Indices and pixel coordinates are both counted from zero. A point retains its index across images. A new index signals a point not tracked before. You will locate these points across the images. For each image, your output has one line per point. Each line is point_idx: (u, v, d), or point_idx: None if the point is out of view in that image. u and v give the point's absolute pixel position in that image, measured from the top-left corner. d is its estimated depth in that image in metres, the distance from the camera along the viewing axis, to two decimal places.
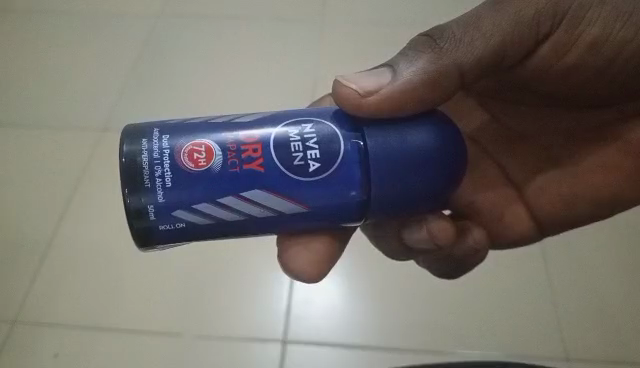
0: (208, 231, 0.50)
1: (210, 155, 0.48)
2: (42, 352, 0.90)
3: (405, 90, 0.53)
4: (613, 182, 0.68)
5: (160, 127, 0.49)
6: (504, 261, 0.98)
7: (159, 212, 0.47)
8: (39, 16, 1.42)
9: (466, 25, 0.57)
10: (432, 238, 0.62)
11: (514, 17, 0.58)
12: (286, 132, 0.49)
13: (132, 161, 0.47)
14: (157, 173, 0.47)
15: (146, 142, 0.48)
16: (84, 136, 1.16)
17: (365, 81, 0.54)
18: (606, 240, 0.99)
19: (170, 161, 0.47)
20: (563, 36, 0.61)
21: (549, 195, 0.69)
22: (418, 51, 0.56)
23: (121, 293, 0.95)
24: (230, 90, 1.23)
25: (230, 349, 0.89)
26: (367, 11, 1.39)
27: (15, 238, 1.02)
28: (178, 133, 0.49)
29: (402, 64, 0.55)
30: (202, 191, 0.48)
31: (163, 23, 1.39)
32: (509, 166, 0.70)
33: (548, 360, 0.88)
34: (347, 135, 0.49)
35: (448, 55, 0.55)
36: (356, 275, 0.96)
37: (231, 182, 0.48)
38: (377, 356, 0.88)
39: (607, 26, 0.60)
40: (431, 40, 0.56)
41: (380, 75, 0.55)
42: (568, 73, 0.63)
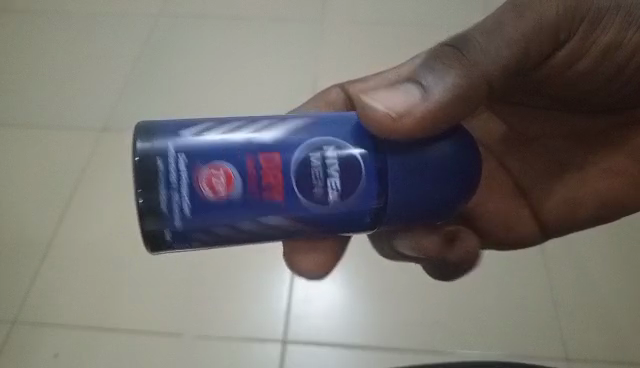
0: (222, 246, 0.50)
1: (229, 182, 0.47)
2: (42, 353, 0.90)
3: (437, 111, 0.51)
4: (619, 187, 0.69)
5: (172, 140, 0.47)
6: (505, 260, 0.98)
7: (176, 235, 0.47)
8: (39, 15, 1.42)
9: (487, 33, 0.55)
10: (420, 251, 0.64)
11: (536, 18, 0.56)
12: (307, 155, 0.48)
13: (151, 173, 0.46)
14: (174, 201, 0.46)
15: (161, 161, 0.46)
16: (84, 136, 1.15)
17: (391, 102, 0.52)
18: (606, 240, 1.00)
19: (187, 188, 0.46)
20: (581, 41, 0.59)
21: (555, 200, 0.70)
22: (445, 65, 0.54)
23: (121, 293, 0.95)
24: (230, 89, 1.23)
25: (230, 349, 0.90)
26: (367, 11, 1.39)
27: (15, 238, 1.02)
28: (192, 152, 0.47)
29: (426, 78, 0.54)
30: (222, 217, 0.47)
31: (163, 23, 1.39)
32: (518, 173, 0.70)
33: (547, 360, 0.88)
34: (367, 155, 0.49)
35: (474, 66, 0.54)
36: (356, 274, 0.96)
37: (252, 210, 0.47)
38: (377, 356, 0.88)
39: (621, 31, 0.59)
40: (456, 51, 0.54)
41: (406, 95, 0.53)
42: (582, 75, 0.63)
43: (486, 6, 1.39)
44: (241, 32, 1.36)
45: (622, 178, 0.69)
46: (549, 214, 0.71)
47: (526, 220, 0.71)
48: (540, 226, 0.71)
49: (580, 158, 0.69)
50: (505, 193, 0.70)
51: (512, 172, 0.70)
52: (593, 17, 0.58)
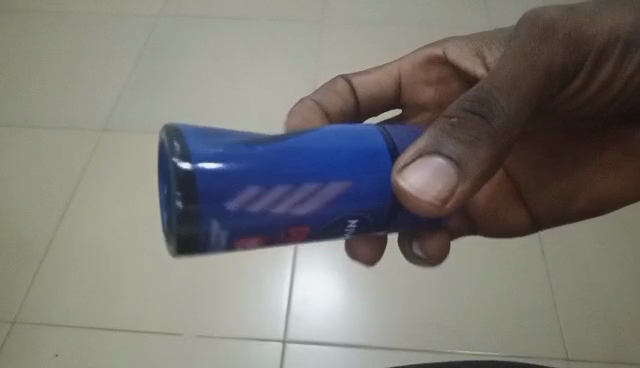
0: None
1: (261, 241, 0.44)
2: (42, 353, 0.90)
3: (473, 185, 0.47)
4: (615, 184, 0.65)
5: (217, 197, 0.41)
6: (504, 260, 0.98)
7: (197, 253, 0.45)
8: (39, 15, 1.42)
9: (509, 87, 0.50)
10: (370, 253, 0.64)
11: (547, 64, 0.53)
12: (341, 217, 0.45)
13: (192, 223, 0.41)
14: (206, 251, 0.43)
15: (206, 224, 0.41)
16: (84, 136, 1.16)
17: (435, 183, 0.45)
18: (605, 240, 1.00)
19: (221, 245, 0.43)
20: (588, 74, 0.57)
21: (548, 191, 0.67)
22: (473, 135, 0.47)
23: (122, 293, 0.95)
24: (231, 89, 1.23)
25: (230, 349, 0.89)
26: (367, 11, 1.39)
27: (15, 238, 1.01)
28: (234, 216, 0.42)
29: (452, 145, 0.46)
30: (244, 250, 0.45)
31: (163, 23, 1.39)
32: (514, 168, 0.67)
33: (548, 360, 0.88)
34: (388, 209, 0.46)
35: (501, 132, 0.48)
36: (356, 273, 0.97)
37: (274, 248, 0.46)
38: (377, 356, 0.88)
39: (620, 60, 0.57)
40: (480, 117, 0.48)
41: (442, 168, 0.45)
42: (587, 103, 0.60)
43: (486, 7, 1.39)
44: (241, 32, 1.36)
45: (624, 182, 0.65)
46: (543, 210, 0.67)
47: (517, 214, 0.67)
48: (533, 222, 0.68)
49: (577, 155, 0.66)
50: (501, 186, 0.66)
51: (510, 167, 0.67)
52: (599, 50, 0.56)
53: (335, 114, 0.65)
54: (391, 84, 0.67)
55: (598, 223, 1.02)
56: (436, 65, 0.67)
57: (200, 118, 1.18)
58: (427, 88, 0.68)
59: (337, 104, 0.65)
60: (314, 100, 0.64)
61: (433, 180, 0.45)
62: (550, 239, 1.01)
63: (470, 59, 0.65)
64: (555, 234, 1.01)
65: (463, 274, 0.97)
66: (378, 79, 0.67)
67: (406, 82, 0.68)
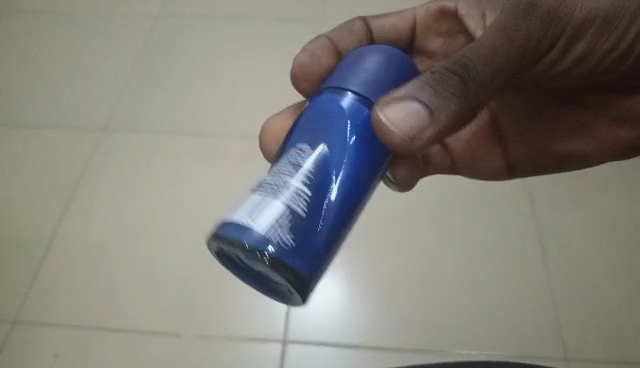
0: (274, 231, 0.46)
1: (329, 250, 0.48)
2: (42, 353, 0.90)
3: (441, 131, 0.51)
4: (587, 147, 0.69)
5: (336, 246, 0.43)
6: (505, 260, 0.98)
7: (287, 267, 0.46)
8: (39, 15, 1.42)
9: (490, 52, 0.54)
10: None
11: (529, 34, 0.57)
12: None
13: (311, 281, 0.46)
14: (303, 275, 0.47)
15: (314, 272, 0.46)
16: (85, 136, 1.16)
17: (408, 118, 0.49)
18: (605, 239, 1.00)
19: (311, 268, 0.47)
20: (563, 47, 0.60)
21: (526, 142, 0.71)
22: (451, 93, 0.51)
23: (121, 292, 0.95)
24: (231, 88, 1.23)
25: (231, 348, 0.90)
26: (367, 10, 1.40)
27: (15, 238, 1.01)
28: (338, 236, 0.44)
29: (428, 94, 0.50)
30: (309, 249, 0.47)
31: (163, 23, 1.39)
32: (499, 113, 0.71)
33: (547, 360, 0.88)
34: None
35: (472, 94, 0.52)
36: (356, 273, 0.97)
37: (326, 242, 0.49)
38: (377, 356, 0.88)
39: (594, 41, 0.60)
40: (458, 77, 0.51)
41: (419, 114, 0.49)
42: (566, 73, 0.63)
43: None
44: (241, 32, 1.36)
45: (597, 141, 0.69)
46: (516, 154, 0.71)
47: (493, 153, 0.72)
48: (505, 163, 0.72)
49: (559, 114, 0.69)
50: (484, 128, 0.72)
51: (498, 113, 0.71)
52: (573, 29, 0.59)
53: (345, 48, 0.68)
54: (406, 29, 0.71)
55: (599, 223, 1.02)
56: (446, 18, 0.72)
57: (201, 118, 1.18)
58: (437, 38, 0.72)
59: (350, 41, 0.69)
60: (328, 38, 0.69)
61: (414, 121, 0.49)
62: (550, 238, 1.01)
63: (475, 17, 0.69)
64: (555, 234, 1.01)
65: (464, 273, 0.97)
66: (395, 24, 0.71)
67: (420, 29, 0.72)
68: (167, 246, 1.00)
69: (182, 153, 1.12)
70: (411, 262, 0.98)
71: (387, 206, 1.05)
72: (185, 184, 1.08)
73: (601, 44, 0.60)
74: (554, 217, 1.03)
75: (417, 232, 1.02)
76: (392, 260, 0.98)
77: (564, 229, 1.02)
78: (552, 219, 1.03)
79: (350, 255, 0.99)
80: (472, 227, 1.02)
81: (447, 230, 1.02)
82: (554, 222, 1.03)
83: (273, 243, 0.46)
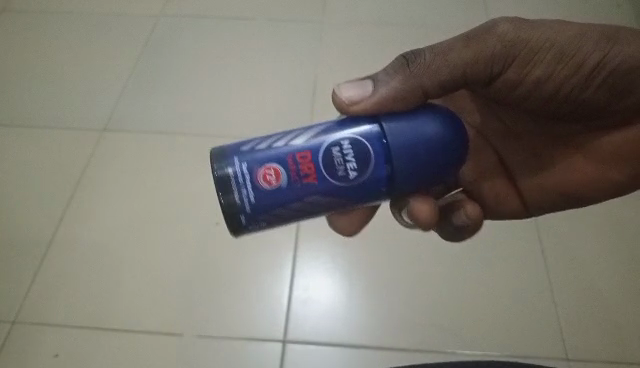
0: (226, 150, 0.53)
1: (279, 175, 0.51)
2: (42, 353, 0.90)
3: (379, 99, 0.56)
4: (583, 186, 0.70)
5: (253, 179, 0.51)
6: (504, 260, 0.98)
7: (230, 189, 0.51)
8: (38, 15, 1.42)
9: (438, 48, 0.59)
10: (421, 209, 0.62)
11: (484, 51, 0.59)
12: (335, 150, 0.52)
13: (234, 199, 0.51)
14: (241, 192, 0.51)
15: (244, 191, 0.51)
16: (85, 136, 1.16)
17: (354, 89, 0.58)
18: (604, 241, 1.00)
19: (252, 187, 0.51)
20: (518, 71, 0.61)
21: (533, 181, 0.73)
22: (397, 73, 0.58)
23: (122, 293, 0.95)
24: (231, 88, 1.24)
25: (231, 348, 0.89)
26: (366, 11, 1.41)
27: (15, 238, 1.01)
28: (273, 167, 0.51)
29: (383, 77, 0.59)
30: (253, 167, 0.51)
31: (163, 23, 1.39)
32: (500, 149, 0.74)
33: (549, 361, 0.88)
34: (378, 159, 0.52)
35: (415, 77, 0.58)
36: (355, 274, 0.97)
37: (272, 162, 0.51)
38: (376, 355, 0.88)
39: (551, 68, 0.61)
40: (405, 63, 0.59)
41: (364, 85, 0.58)
42: (526, 97, 0.64)
43: (481, 9, 1.41)
44: (241, 33, 1.36)
45: (592, 181, 0.69)
46: (527, 192, 0.74)
47: (509, 192, 0.75)
48: (518, 201, 0.75)
49: (556, 153, 0.71)
50: (493, 168, 0.75)
51: (497, 149, 0.74)
52: (530, 53, 0.60)
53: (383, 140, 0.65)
54: None
55: (598, 224, 1.02)
56: None
57: (201, 118, 1.18)
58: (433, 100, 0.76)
59: None
60: None
61: (359, 91, 0.58)
62: (550, 238, 1.01)
63: None
64: (555, 235, 1.01)
65: (464, 273, 0.97)
66: None
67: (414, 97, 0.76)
68: (168, 247, 1.00)
69: (183, 154, 1.12)
70: (412, 263, 0.98)
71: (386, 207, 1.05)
72: (185, 184, 1.08)
73: (561, 71, 0.61)
74: (553, 217, 1.04)
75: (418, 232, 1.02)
76: (394, 260, 0.98)
77: (565, 230, 1.02)
78: (551, 219, 1.03)
79: (355, 257, 0.99)
80: None
81: None
82: (554, 223, 1.03)
83: (222, 154, 0.52)
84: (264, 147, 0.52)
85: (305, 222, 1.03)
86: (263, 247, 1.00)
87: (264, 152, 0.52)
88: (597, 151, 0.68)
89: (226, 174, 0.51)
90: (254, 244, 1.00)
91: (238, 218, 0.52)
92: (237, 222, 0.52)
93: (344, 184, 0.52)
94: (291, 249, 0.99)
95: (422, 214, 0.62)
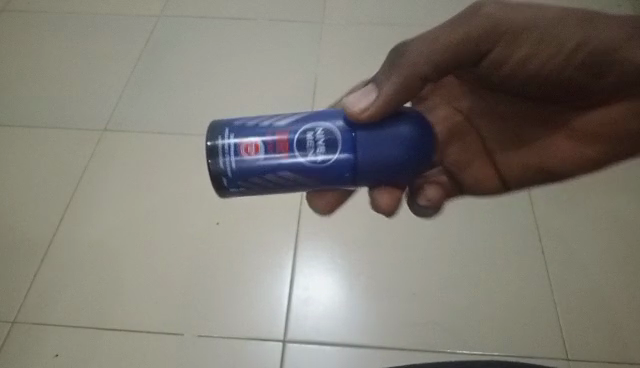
0: (222, 122, 0.55)
1: (260, 148, 0.53)
2: (43, 353, 0.89)
3: (383, 105, 0.56)
4: (563, 161, 0.71)
5: (237, 148, 0.53)
6: (504, 260, 0.98)
7: (218, 155, 0.53)
8: (39, 16, 1.43)
9: (427, 40, 0.59)
10: (386, 197, 0.63)
11: (470, 34, 0.59)
12: (310, 134, 0.54)
13: (218, 164, 0.53)
14: (226, 157, 0.53)
15: (229, 157, 0.53)
16: (85, 136, 1.16)
17: (356, 98, 0.57)
18: (603, 241, 1.00)
19: (236, 155, 0.53)
20: (503, 51, 0.61)
21: (516, 160, 0.72)
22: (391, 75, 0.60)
23: (123, 292, 0.95)
24: (231, 88, 1.24)
25: (232, 349, 0.89)
26: (366, 11, 1.41)
27: (15, 238, 1.01)
28: (258, 139, 0.54)
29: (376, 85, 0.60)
30: (241, 137, 0.54)
31: (163, 23, 1.40)
32: (484, 131, 0.73)
33: (549, 360, 0.88)
34: (344, 148, 0.53)
35: (409, 69, 0.59)
36: (355, 274, 0.97)
37: (256, 137, 0.54)
38: (377, 354, 0.88)
39: (535, 49, 0.61)
40: (394, 64, 0.60)
41: (366, 94, 0.58)
42: (512, 76, 0.65)
43: None
44: (242, 32, 1.37)
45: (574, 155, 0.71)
46: (510, 172, 0.73)
47: (490, 173, 0.74)
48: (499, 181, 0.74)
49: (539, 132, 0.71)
50: (477, 152, 0.73)
51: (481, 132, 0.73)
52: (514, 35, 0.60)
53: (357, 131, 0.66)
54: None
55: (598, 224, 1.02)
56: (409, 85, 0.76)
57: (201, 118, 1.19)
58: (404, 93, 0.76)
59: None
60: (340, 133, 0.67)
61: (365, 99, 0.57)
62: (550, 238, 1.01)
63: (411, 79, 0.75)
64: (555, 235, 1.01)
65: (464, 273, 0.97)
66: None
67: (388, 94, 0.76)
68: (168, 246, 1.00)
69: (183, 154, 1.13)
70: (412, 262, 0.98)
71: None
72: (186, 184, 1.08)
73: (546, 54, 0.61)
74: (554, 218, 1.04)
75: (418, 232, 1.02)
76: (394, 260, 0.98)
77: (565, 231, 1.02)
78: (551, 219, 1.04)
79: (356, 256, 0.99)
80: (472, 229, 1.02)
81: (447, 230, 1.02)
82: (554, 223, 1.03)
83: (217, 125, 0.55)
84: (253, 124, 0.55)
85: (305, 221, 1.03)
86: (264, 247, 1.00)
87: (252, 128, 0.54)
88: (578, 129, 0.69)
89: (217, 141, 0.54)
90: (256, 243, 1.00)
91: (220, 178, 0.53)
92: (219, 182, 0.54)
93: (316, 166, 0.54)
94: (292, 249, 1.00)
95: (384, 198, 0.63)
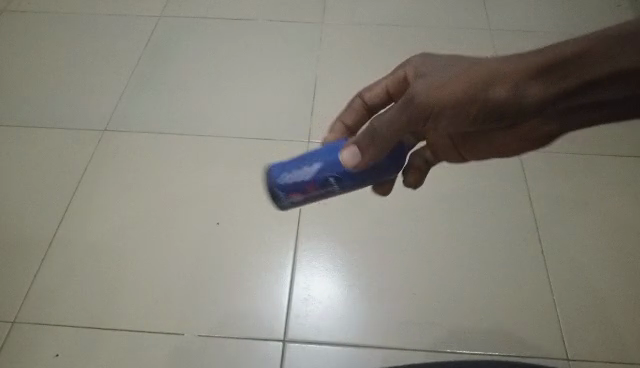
0: (274, 173, 0.67)
1: (303, 192, 0.66)
2: (42, 353, 0.88)
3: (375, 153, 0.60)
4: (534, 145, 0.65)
5: (288, 194, 0.66)
6: (503, 261, 0.99)
7: (274, 196, 0.67)
8: (39, 17, 1.43)
9: (379, 120, 0.59)
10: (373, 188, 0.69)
11: (398, 119, 0.58)
12: (335, 174, 0.63)
13: (276, 198, 0.67)
14: (282, 199, 0.67)
15: (285, 198, 0.67)
16: (85, 136, 1.16)
17: (352, 151, 0.61)
18: (602, 241, 1.00)
19: (288, 197, 0.67)
20: (430, 124, 0.60)
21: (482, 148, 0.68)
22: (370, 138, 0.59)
23: (122, 292, 0.95)
24: (231, 89, 1.25)
25: (231, 349, 0.89)
26: (365, 13, 1.42)
27: (15, 238, 1.01)
28: (300, 187, 0.65)
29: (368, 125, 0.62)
30: (286, 186, 0.65)
31: (163, 24, 1.40)
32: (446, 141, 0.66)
33: (551, 359, 0.87)
34: (356, 177, 0.64)
35: (380, 138, 0.59)
36: (354, 274, 0.97)
37: (297, 184, 0.65)
38: (376, 354, 0.88)
39: (459, 117, 0.59)
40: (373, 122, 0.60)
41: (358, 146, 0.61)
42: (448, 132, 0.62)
43: (479, 10, 1.42)
44: (241, 33, 1.37)
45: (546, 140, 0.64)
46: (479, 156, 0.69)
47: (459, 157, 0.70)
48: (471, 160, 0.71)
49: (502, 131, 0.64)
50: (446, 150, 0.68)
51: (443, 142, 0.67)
52: (435, 116, 0.59)
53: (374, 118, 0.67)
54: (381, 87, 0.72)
55: (597, 225, 1.03)
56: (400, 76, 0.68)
57: (201, 119, 1.19)
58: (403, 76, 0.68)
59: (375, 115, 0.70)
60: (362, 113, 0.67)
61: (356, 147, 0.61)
62: (550, 238, 1.01)
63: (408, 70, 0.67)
64: (555, 235, 1.02)
65: (464, 273, 0.97)
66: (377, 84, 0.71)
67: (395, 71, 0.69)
68: (168, 247, 1.00)
69: (183, 154, 1.13)
70: (412, 263, 0.98)
71: (386, 208, 1.06)
72: (186, 185, 1.08)
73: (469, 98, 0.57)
74: (553, 219, 1.04)
75: (417, 233, 1.03)
76: (394, 260, 0.99)
77: (564, 231, 1.02)
78: (551, 220, 1.04)
79: (356, 257, 0.99)
80: (471, 230, 1.03)
81: (446, 231, 1.03)
82: (553, 224, 1.03)
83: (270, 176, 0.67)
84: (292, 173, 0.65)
85: (305, 222, 1.03)
86: (265, 247, 1.00)
87: (292, 178, 0.65)
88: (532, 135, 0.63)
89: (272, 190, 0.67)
90: (256, 244, 1.00)
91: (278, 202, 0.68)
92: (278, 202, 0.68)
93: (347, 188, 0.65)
94: (292, 249, 1.00)
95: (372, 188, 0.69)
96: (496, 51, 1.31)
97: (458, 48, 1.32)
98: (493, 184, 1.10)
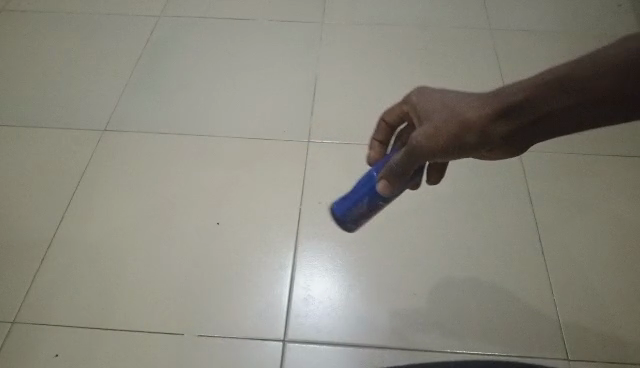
0: (337, 212, 0.79)
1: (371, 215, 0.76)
2: (42, 353, 0.88)
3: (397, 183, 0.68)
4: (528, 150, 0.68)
5: (357, 223, 0.79)
6: (503, 261, 0.98)
7: (343, 227, 0.81)
8: (39, 17, 1.43)
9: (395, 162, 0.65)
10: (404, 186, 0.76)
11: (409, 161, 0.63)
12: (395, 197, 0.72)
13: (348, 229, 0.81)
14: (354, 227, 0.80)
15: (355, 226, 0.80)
16: (85, 136, 1.16)
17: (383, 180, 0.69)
18: (602, 242, 1.00)
19: (356, 226, 0.80)
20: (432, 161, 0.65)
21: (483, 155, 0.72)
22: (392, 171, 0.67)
23: (122, 293, 0.94)
24: (231, 89, 1.24)
25: (230, 349, 0.88)
26: (365, 13, 1.42)
27: (15, 238, 1.01)
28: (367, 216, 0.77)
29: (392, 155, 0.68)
30: (352, 218, 0.78)
31: (163, 24, 1.40)
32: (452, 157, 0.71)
33: (551, 360, 0.87)
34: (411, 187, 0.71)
35: (398, 172, 0.66)
36: (355, 275, 0.97)
37: (364, 213, 0.76)
38: (377, 354, 0.88)
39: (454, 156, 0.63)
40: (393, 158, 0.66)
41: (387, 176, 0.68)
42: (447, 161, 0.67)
43: (479, 10, 1.42)
44: (241, 33, 1.37)
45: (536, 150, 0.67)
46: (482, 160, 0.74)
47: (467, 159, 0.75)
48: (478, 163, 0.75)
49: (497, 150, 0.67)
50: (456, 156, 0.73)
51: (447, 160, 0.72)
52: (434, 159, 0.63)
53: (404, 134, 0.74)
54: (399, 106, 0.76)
55: (597, 225, 1.03)
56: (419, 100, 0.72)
57: (201, 119, 1.19)
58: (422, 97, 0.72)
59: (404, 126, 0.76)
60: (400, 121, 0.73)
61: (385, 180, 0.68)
62: (549, 239, 1.01)
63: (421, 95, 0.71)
64: (555, 235, 1.02)
65: (464, 273, 0.97)
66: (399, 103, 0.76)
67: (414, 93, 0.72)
68: (168, 247, 1.00)
69: (183, 154, 1.13)
70: (412, 263, 0.98)
71: (386, 209, 1.06)
72: (186, 184, 1.08)
73: (459, 139, 0.60)
74: (553, 219, 1.04)
75: (416, 233, 1.02)
76: (394, 260, 0.99)
77: (564, 231, 1.02)
78: (551, 220, 1.04)
79: (356, 257, 0.99)
80: (472, 230, 1.03)
81: (446, 231, 1.03)
82: (554, 224, 1.03)
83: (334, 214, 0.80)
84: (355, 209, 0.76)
85: (305, 221, 1.03)
86: (265, 247, 1.00)
87: (355, 211, 0.76)
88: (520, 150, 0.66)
89: (339, 223, 0.80)
90: (257, 243, 1.00)
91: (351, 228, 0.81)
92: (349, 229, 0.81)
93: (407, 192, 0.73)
94: (292, 249, 1.00)
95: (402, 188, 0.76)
96: (496, 51, 1.31)
97: (458, 48, 1.32)
98: (494, 184, 1.10)
